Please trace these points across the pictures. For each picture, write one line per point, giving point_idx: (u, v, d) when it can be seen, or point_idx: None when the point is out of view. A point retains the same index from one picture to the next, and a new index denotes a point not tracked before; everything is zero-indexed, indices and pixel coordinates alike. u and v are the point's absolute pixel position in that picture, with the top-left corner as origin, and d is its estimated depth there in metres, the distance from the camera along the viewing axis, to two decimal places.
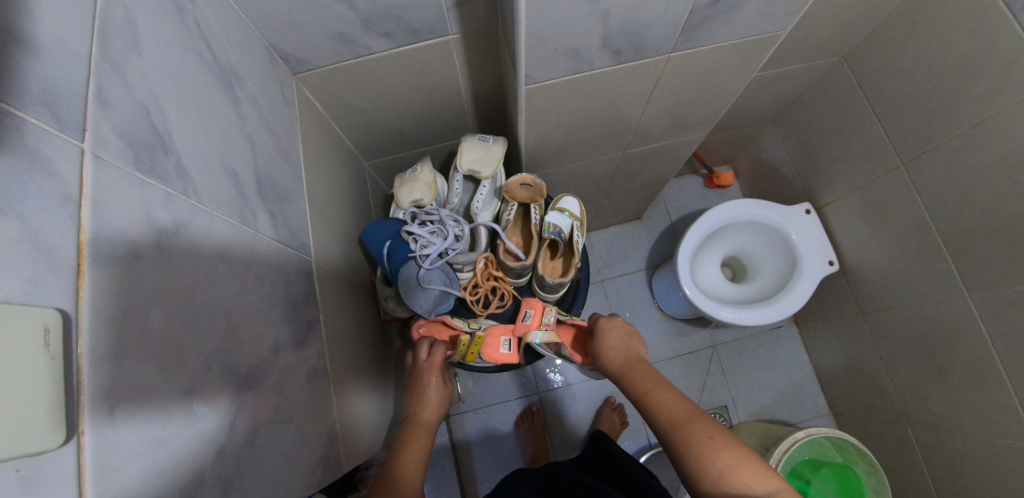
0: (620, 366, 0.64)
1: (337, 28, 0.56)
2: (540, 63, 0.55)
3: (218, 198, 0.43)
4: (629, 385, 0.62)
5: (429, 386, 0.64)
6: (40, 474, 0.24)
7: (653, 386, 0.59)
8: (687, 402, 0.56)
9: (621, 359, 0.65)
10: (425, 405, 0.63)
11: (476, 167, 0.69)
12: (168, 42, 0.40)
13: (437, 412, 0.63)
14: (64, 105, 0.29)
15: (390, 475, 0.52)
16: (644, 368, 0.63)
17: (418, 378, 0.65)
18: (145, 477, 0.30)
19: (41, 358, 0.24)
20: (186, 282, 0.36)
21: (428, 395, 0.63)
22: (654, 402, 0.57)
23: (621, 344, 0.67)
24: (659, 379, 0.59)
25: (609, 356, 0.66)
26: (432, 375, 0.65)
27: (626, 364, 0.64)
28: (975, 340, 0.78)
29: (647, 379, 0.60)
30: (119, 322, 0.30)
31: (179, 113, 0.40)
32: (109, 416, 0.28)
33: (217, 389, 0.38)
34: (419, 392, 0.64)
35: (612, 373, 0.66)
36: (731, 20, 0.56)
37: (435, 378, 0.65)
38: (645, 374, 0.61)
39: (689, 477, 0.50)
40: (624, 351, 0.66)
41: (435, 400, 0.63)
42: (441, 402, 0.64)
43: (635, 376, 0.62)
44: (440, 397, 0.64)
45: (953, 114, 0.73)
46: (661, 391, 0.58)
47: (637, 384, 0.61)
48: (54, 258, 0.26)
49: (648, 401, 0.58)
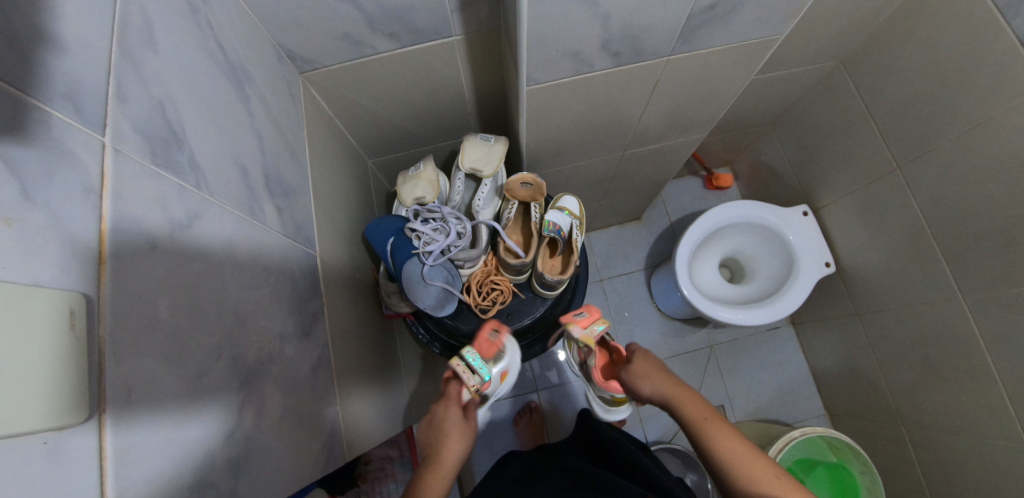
0: (670, 392, 0.65)
1: (343, 28, 0.57)
2: (542, 64, 0.56)
3: (227, 192, 0.44)
4: (681, 413, 0.63)
5: (449, 418, 0.62)
6: (63, 447, 0.25)
7: (709, 416, 0.61)
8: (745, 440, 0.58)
9: (672, 385, 0.66)
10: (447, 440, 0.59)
11: (478, 165, 0.70)
12: (182, 41, 0.42)
13: (459, 443, 0.59)
14: (87, 101, 0.31)
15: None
16: (695, 395, 0.65)
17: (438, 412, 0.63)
18: (157, 456, 0.31)
19: (67, 338, 0.26)
20: (197, 272, 0.38)
21: (450, 430, 0.60)
22: (713, 430, 0.59)
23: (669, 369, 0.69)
24: (715, 410, 0.61)
25: (656, 380, 0.67)
26: (452, 405, 0.64)
27: (678, 392, 0.65)
28: (968, 341, 0.79)
29: (702, 410, 0.61)
30: (135, 308, 0.31)
31: (191, 110, 0.41)
32: (126, 397, 0.29)
33: (225, 376, 0.39)
34: (440, 427, 0.61)
35: (658, 397, 0.67)
36: (728, 24, 0.57)
37: (456, 412, 0.63)
38: (698, 404, 0.62)
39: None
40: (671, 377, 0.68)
41: (459, 434, 0.59)
42: (463, 436, 0.59)
43: (690, 402, 0.63)
44: (463, 432, 0.60)
45: (948, 118, 0.74)
46: (719, 425, 0.59)
47: (691, 412, 0.62)
48: (78, 245, 0.28)
49: (707, 428, 0.59)
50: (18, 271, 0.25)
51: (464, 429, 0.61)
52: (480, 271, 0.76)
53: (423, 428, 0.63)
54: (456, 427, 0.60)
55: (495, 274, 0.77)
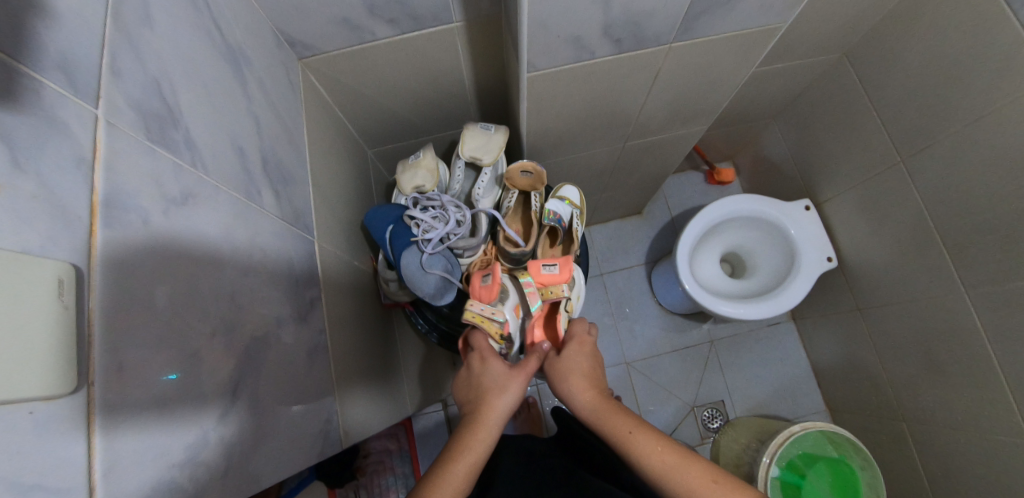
0: (589, 404, 0.57)
1: (343, 13, 0.57)
2: (542, 50, 0.56)
3: (223, 172, 0.44)
4: (602, 429, 0.55)
5: (486, 373, 0.60)
6: (50, 417, 0.25)
7: (630, 426, 0.53)
8: (675, 443, 0.51)
9: (591, 395, 0.58)
10: (491, 396, 0.57)
11: (477, 154, 0.70)
12: (179, 19, 0.41)
13: (505, 395, 0.57)
14: (79, 72, 0.30)
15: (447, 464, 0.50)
16: (612, 403, 0.57)
17: (474, 369, 0.61)
18: (148, 433, 0.31)
19: (56, 308, 0.25)
20: (190, 250, 0.37)
21: (493, 386, 0.58)
22: (636, 444, 0.51)
23: (587, 373, 0.60)
24: (635, 417, 0.54)
25: (576, 390, 0.59)
26: (491, 360, 0.61)
27: (597, 404, 0.57)
28: (970, 336, 0.79)
29: (622, 421, 0.53)
30: (126, 282, 0.31)
31: (187, 88, 0.41)
32: (117, 372, 0.29)
33: (220, 356, 0.39)
34: (483, 385, 0.58)
35: (579, 411, 0.58)
36: (730, 12, 0.56)
37: (495, 364, 0.60)
38: (617, 415, 0.54)
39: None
40: (592, 383, 0.59)
41: (502, 389, 0.57)
42: (505, 389, 0.57)
43: (610, 414, 0.55)
44: (508, 385, 0.57)
45: (952, 110, 0.74)
46: (644, 436, 0.51)
47: (613, 428, 0.54)
48: (70, 217, 0.28)
49: (631, 445, 0.51)
50: (8, 239, 0.24)
51: (508, 383, 0.58)
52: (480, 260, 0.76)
53: (462, 383, 0.61)
54: (498, 383, 0.58)
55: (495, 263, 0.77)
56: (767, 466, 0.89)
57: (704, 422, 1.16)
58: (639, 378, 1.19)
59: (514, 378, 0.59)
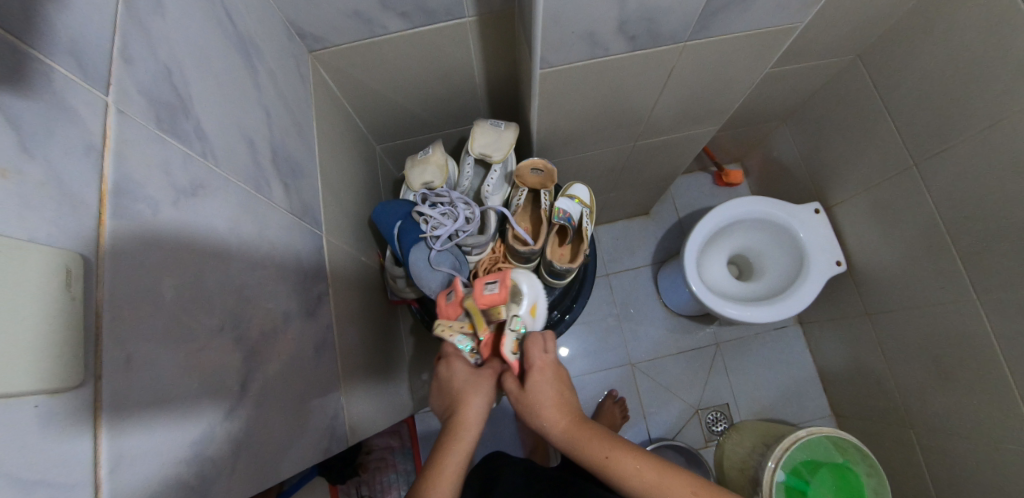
0: (563, 431, 0.54)
1: (355, 6, 0.56)
2: (556, 46, 0.55)
3: (234, 164, 0.43)
4: (579, 455, 0.52)
5: (453, 374, 0.59)
6: (56, 412, 0.24)
7: (608, 451, 0.51)
8: (653, 458, 0.50)
9: (565, 423, 0.54)
10: (464, 398, 0.56)
11: (487, 151, 0.69)
12: (190, 7, 0.40)
13: (474, 392, 0.56)
14: (90, 57, 0.30)
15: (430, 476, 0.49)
16: (587, 424, 0.54)
17: (442, 373, 0.60)
18: (154, 428, 0.30)
19: (62, 298, 0.24)
20: (198, 241, 0.37)
21: (462, 386, 0.57)
22: (618, 470, 0.49)
23: (558, 399, 0.55)
24: (614, 438, 0.52)
25: (547, 421, 0.54)
26: (455, 361, 0.60)
27: (571, 430, 0.53)
28: (981, 343, 0.78)
29: (601, 446, 0.51)
30: (133, 272, 0.30)
31: (198, 77, 0.40)
32: (126, 365, 0.28)
33: (228, 350, 0.38)
34: (452, 387, 0.58)
35: (553, 438, 0.55)
36: (746, 10, 0.55)
37: (461, 365, 0.59)
38: (593, 439, 0.52)
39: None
40: (563, 407, 0.55)
41: (474, 388, 0.57)
42: (477, 388, 0.57)
43: (588, 440, 0.52)
44: (476, 382, 0.57)
45: (967, 114, 0.73)
46: (625, 458, 0.50)
47: (592, 455, 0.51)
48: (78, 205, 0.27)
49: (613, 471, 0.50)
50: (14, 227, 0.23)
51: (477, 380, 0.58)
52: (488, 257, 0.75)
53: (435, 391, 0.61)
54: (470, 383, 0.57)
55: (503, 261, 0.75)
56: (773, 471, 0.88)
57: (709, 425, 1.16)
58: (643, 379, 1.19)
59: (484, 377, 0.59)
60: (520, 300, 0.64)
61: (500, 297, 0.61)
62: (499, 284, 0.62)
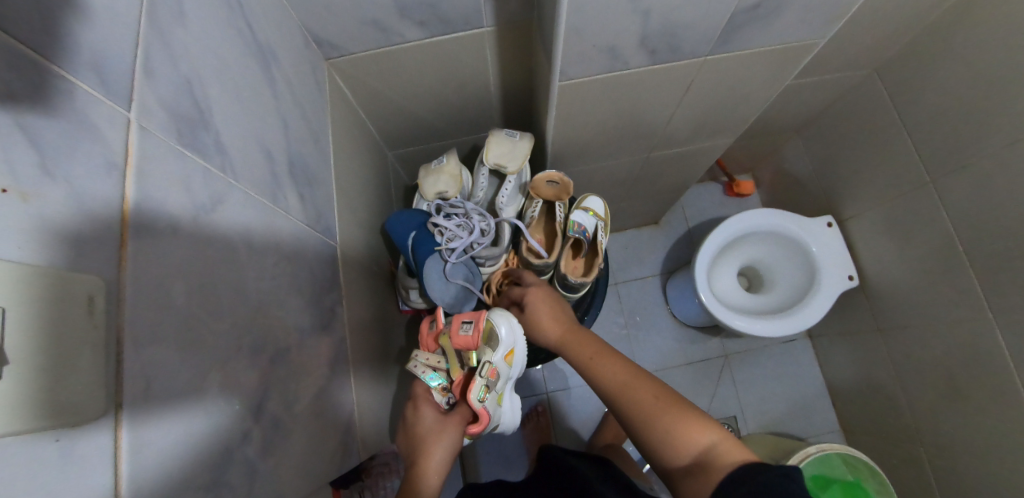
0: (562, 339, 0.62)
1: (373, 15, 0.55)
2: (575, 59, 0.54)
3: (252, 177, 0.42)
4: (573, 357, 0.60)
5: (417, 422, 0.60)
6: (75, 444, 0.24)
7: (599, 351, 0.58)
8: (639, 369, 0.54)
9: (558, 330, 0.63)
10: (430, 440, 0.58)
11: (502, 161, 0.69)
12: (211, 18, 0.40)
13: (438, 440, 0.58)
14: (112, 72, 0.29)
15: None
16: (581, 333, 0.62)
17: (409, 415, 0.61)
18: (173, 455, 0.30)
19: (83, 325, 0.24)
20: (217, 258, 0.36)
21: (428, 433, 0.59)
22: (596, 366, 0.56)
23: (553, 314, 0.65)
24: (601, 343, 0.58)
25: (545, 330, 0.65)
26: (423, 406, 0.61)
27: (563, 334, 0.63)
28: (995, 363, 0.77)
29: (585, 346, 0.59)
30: (153, 294, 0.29)
31: (218, 90, 0.39)
32: (145, 392, 0.28)
33: (246, 370, 0.38)
34: (417, 434, 0.59)
35: (555, 347, 0.64)
36: (770, 25, 0.55)
37: (426, 412, 0.61)
38: (588, 342, 0.60)
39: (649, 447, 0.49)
40: (558, 319, 0.64)
41: (439, 433, 0.58)
42: (442, 432, 0.59)
43: (577, 343, 0.60)
44: (442, 428, 0.59)
45: (985, 133, 0.72)
46: (603, 358, 0.56)
47: (579, 355, 0.60)
48: (99, 228, 0.26)
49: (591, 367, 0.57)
50: (36, 253, 0.23)
51: (442, 428, 0.59)
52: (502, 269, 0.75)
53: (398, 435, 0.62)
54: (435, 428, 0.59)
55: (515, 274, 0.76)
56: None
57: None
58: None
59: (450, 422, 0.60)
60: (495, 345, 0.62)
61: (472, 340, 0.62)
62: (473, 326, 0.62)
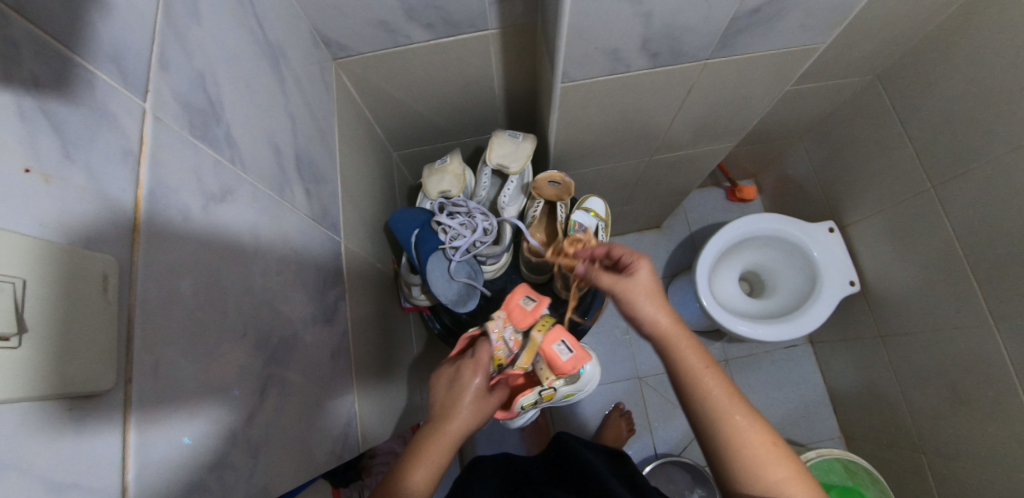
0: (664, 330, 0.50)
1: (381, 16, 0.57)
2: (578, 61, 0.55)
3: (261, 171, 0.44)
4: (671, 358, 0.50)
5: (465, 389, 0.57)
6: (88, 415, 0.25)
7: (710, 367, 0.48)
8: (755, 412, 0.47)
9: (665, 320, 0.50)
10: (461, 408, 0.56)
11: (504, 161, 0.70)
12: (224, 16, 0.41)
13: (470, 421, 0.55)
14: (130, 64, 0.30)
15: (402, 476, 0.49)
16: (688, 333, 0.50)
17: (462, 372, 0.59)
18: (178, 433, 0.30)
19: (97, 302, 0.25)
20: (226, 248, 0.37)
21: (466, 401, 0.56)
22: (705, 386, 0.47)
23: (661, 298, 0.52)
24: (714, 362, 0.49)
25: (645, 313, 0.51)
26: (478, 374, 0.59)
27: (669, 328, 0.50)
28: (997, 370, 0.76)
29: (700, 356, 0.49)
30: (162, 279, 0.30)
31: (230, 86, 0.41)
32: (153, 368, 0.29)
33: (250, 357, 0.39)
34: (456, 395, 0.56)
35: (648, 332, 0.51)
36: (770, 30, 0.56)
37: (477, 386, 0.58)
38: (698, 349, 0.49)
39: (736, 495, 0.44)
40: (663, 303, 0.51)
41: (472, 409, 0.56)
42: (474, 410, 0.56)
43: (684, 347, 0.49)
44: (479, 407, 0.57)
45: (984, 139, 0.72)
46: (716, 380, 0.47)
47: (686, 360, 0.49)
48: (114, 210, 0.27)
49: (697, 385, 0.47)
50: (54, 232, 0.24)
51: (479, 406, 0.57)
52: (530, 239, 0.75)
53: (443, 382, 0.58)
54: (473, 402, 0.56)
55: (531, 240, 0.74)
56: None
57: None
58: (651, 394, 1.17)
59: (486, 403, 0.58)
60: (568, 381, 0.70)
61: (566, 363, 0.66)
62: (573, 353, 0.67)
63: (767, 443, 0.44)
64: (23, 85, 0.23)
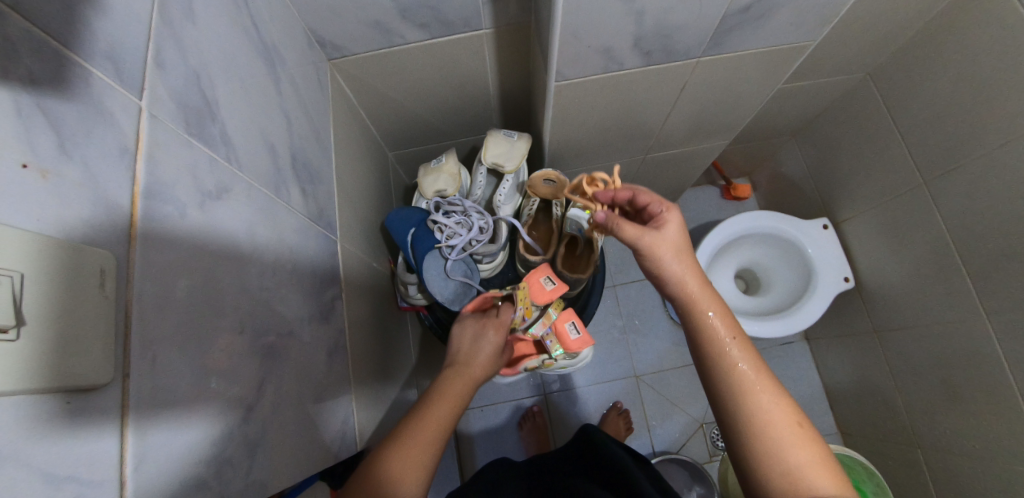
0: (693, 295, 0.50)
1: (376, 16, 0.57)
2: (572, 59, 0.56)
3: (257, 170, 0.44)
4: (698, 325, 0.49)
5: (487, 344, 0.62)
6: (85, 409, 0.25)
7: (738, 339, 0.48)
8: (782, 391, 0.46)
9: (696, 287, 0.50)
10: (480, 360, 0.60)
11: (500, 160, 0.70)
12: (219, 16, 0.41)
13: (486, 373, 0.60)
14: (126, 62, 0.31)
15: (419, 421, 0.49)
16: (718, 304, 0.50)
17: (486, 329, 0.64)
18: (175, 428, 0.31)
19: (95, 298, 0.25)
20: (222, 246, 0.37)
21: (486, 356, 0.61)
22: (732, 357, 0.47)
23: (694, 265, 0.51)
24: (744, 336, 0.49)
25: (675, 276, 0.50)
26: (498, 334, 0.64)
27: (699, 296, 0.50)
28: (991, 364, 0.77)
29: (729, 329, 0.49)
30: (160, 274, 0.30)
31: (226, 84, 0.41)
32: (151, 364, 0.29)
33: (247, 354, 0.39)
34: (477, 349, 0.61)
35: (677, 296, 0.51)
36: (761, 28, 0.56)
37: (497, 343, 0.63)
38: (726, 320, 0.49)
39: (751, 470, 0.44)
40: (695, 270, 0.51)
41: (488, 364, 0.61)
42: (490, 365, 0.61)
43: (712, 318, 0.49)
44: (494, 363, 0.62)
45: (974, 135, 0.73)
46: (744, 353, 0.48)
47: (715, 329, 0.48)
48: (111, 206, 0.28)
49: (724, 355, 0.47)
50: (50, 227, 0.24)
51: (494, 362, 0.62)
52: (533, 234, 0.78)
53: (470, 335, 0.63)
54: (491, 358, 0.61)
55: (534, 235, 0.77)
56: None
57: (714, 439, 1.13)
58: (649, 393, 1.18)
59: (497, 361, 0.63)
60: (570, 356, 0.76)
61: (575, 347, 0.70)
62: (583, 337, 0.71)
63: (793, 423, 0.44)
64: (19, 82, 0.24)
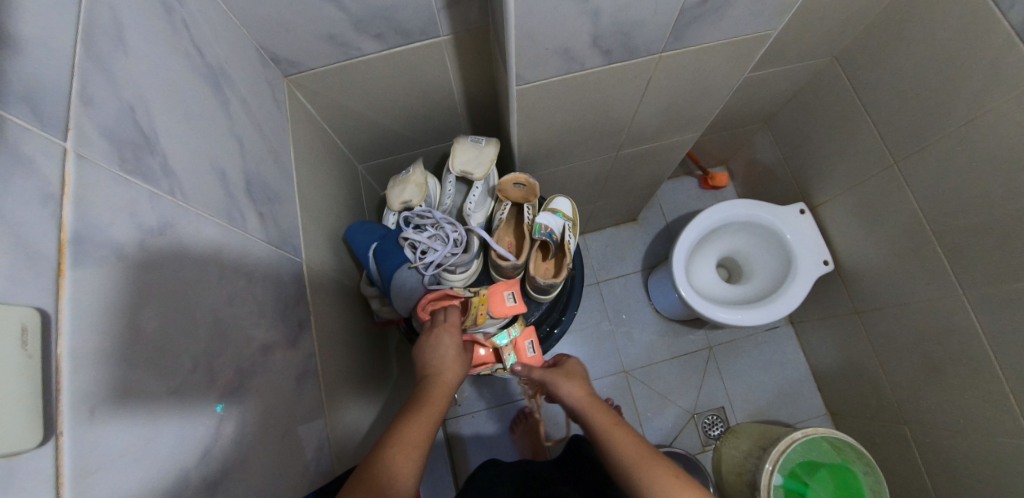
0: (583, 404, 0.61)
1: (328, 29, 0.56)
2: (531, 63, 0.55)
3: (206, 199, 0.42)
4: (589, 424, 0.58)
5: (449, 348, 0.62)
6: (15, 474, 0.24)
7: (619, 423, 0.56)
8: (660, 457, 0.51)
9: (582, 395, 0.63)
10: (447, 364, 0.60)
11: (468, 168, 0.69)
12: (156, 43, 0.40)
13: (457, 379, 0.60)
14: (47, 103, 0.29)
15: (400, 438, 0.48)
16: (602, 404, 0.61)
17: (438, 336, 0.63)
18: (126, 478, 0.30)
19: (17, 359, 0.24)
20: (172, 282, 0.36)
21: (450, 361, 0.61)
22: (611, 435, 0.54)
23: (581, 381, 0.65)
24: (622, 420, 0.56)
25: (568, 389, 0.64)
26: (446, 336, 0.63)
27: (588, 399, 0.62)
28: (970, 338, 0.78)
29: (609, 416, 0.57)
30: (97, 321, 0.29)
31: (164, 113, 0.39)
32: (89, 416, 0.28)
33: (205, 393, 0.38)
34: (439, 357, 0.61)
35: (574, 410, 0.62)
36: (719, 20, 0.56)
37: (459, 344, 0.63)
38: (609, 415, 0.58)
39: None
40: (585, 388, 0.64)
41: (454, 368, 0.60)
42: (458, 364, 0.61)
43: (594, 411, 0.59)
44: (460, 362, 0.61)
45: (940, 113, 0.74)
46: (622, 430, 0.55)
47: (597, 420, 0.58)
48: (35, 257, 0.26)
49: (607, 436, 0.54)
50: None
51: (460, 363, 0.61)
52: (507, 236, 0.77)
53: (429, 346, 0.62)
54: (455, 361, 0.61)
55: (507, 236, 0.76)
56: (770, 474, 0.88)
57: (705, 429, 1.16)
58: (638, 387, 1.18)
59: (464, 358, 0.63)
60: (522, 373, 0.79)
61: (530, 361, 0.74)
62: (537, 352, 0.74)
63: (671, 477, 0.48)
64: None
